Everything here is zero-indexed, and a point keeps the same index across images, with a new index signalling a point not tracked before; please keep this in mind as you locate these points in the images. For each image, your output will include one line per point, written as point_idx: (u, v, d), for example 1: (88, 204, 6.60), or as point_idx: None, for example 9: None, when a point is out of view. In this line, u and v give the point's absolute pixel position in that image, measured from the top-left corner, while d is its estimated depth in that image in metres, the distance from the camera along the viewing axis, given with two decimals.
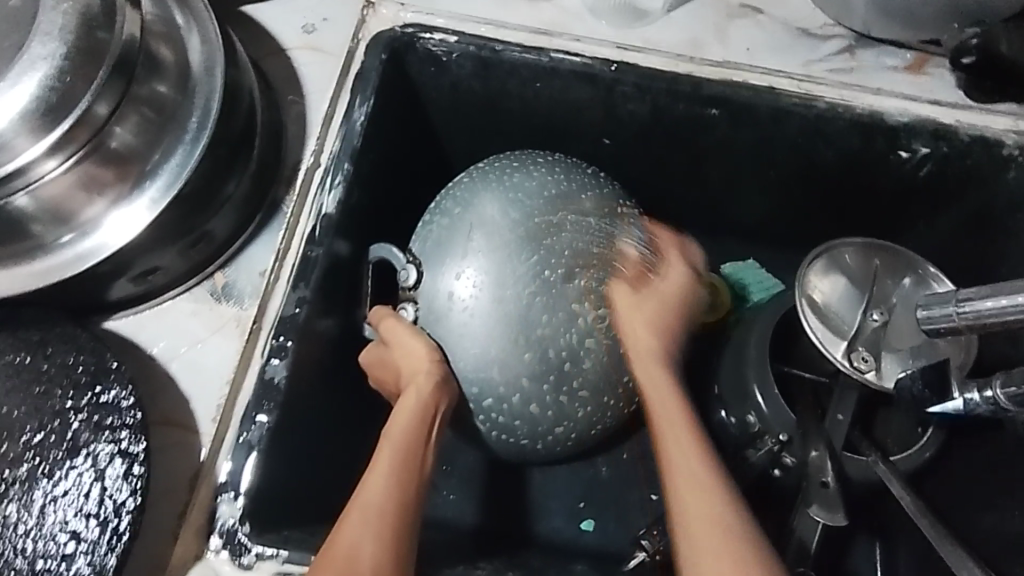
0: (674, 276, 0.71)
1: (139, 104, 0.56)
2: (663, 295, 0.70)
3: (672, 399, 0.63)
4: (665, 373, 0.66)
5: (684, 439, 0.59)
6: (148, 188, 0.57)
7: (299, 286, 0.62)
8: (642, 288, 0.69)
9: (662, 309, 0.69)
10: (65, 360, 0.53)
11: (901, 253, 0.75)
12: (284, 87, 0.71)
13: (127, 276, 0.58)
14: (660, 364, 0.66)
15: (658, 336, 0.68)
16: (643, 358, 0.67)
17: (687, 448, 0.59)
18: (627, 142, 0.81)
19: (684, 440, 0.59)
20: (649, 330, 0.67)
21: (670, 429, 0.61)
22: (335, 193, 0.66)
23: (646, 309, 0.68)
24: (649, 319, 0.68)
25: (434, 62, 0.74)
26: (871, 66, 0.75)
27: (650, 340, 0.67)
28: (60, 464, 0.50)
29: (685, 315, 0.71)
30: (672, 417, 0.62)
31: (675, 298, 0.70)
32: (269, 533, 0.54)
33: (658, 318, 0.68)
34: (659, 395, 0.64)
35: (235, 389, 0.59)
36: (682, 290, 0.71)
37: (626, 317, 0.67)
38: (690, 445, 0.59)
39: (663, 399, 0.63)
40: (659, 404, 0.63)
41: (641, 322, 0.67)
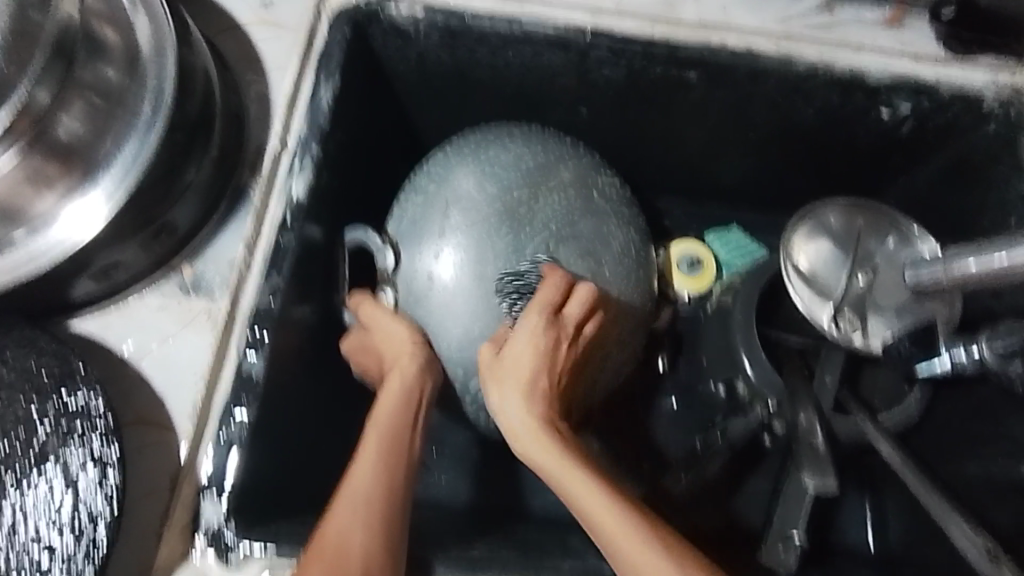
0: (529, 321, 0.58)
1: (84, 90, 0.53)
2: (522, 341, 0.57)
3: (578, 474, 0.52)
4: (552, 450, 0.53)
5: (609, 515, 0.49)
6: (102, 180, 0.54)
7: (271, 275, 0.59)
8: (498, 343, 0.59)
9: (534, 365, 0.56)
10: (27, 364, 0.50)
11: (885, 211, 0.75)
12: (242, 65, 0.68)
13: (88, 274, 0.56)
14: (549, 444, 0.53)
15: (541, 406, 0.56)
16: (525, 444, 0.54)
17: (625, 538, 0.48)
18: (604, 110, 0.79)
19: (614, 521, 0.48)
20: (521, 396, 0.55)
21: (596, 511, 0.49)
22: (304, 175, 0.63)
23: (519, 369, 0.57)
24: (519, 388, 0.56)
25: (400, 34, 0.71)
26: (850, 21, 0.73)
27: (534, 428, 0.54)
28: (26, 473, 0.48)
29: (560, 354, 0.58)
30: (575, 484, 0.51)
31: (546, 347, 0.57)
32: (258, 526, 0.53)
33: (523, 375, 0.56)
34: (562, 478, 0.52)
35: (211, 384, 0.57)
36: (547, 333, 0.57)
37: (493, 394, 0.57)
38: (633, 537, 0.48)
39: (567, 481, 0.51)
40: (574, 493, 0.50)
41: (512, 391, 0.56)
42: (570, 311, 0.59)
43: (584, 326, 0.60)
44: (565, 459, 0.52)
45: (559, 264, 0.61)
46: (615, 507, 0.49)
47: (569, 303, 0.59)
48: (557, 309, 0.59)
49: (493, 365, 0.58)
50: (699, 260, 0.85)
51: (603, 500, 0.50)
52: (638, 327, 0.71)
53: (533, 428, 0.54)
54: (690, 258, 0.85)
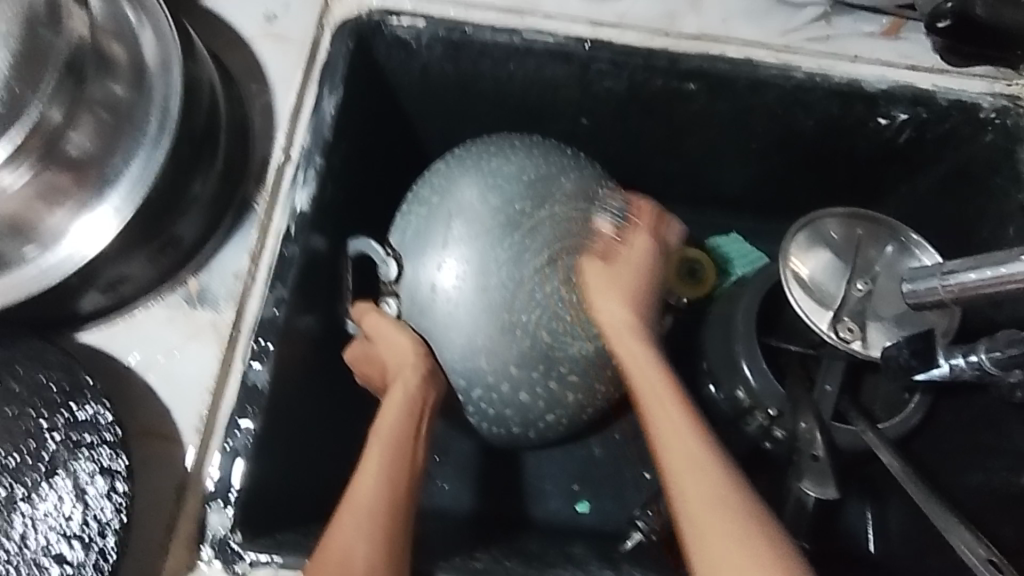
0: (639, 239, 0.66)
1: (94, 107, 0.54)
2: (637, 260, 0.65)
3: (658, 378, 0.57)
4: (649, 351, 0.59)
5: (684, 431, 0.53)
6: (109, 196, 0.55)
7: (276, 286, 0.60)
8: (609, 257, 0.65)
9: (636, 284, 0.63)
10: (37, 378, 0.51)
11: (884, 220, 0.75)
12: (247, 79, 0.69)
13: (95, 286, 0.56)
14: (644, 347, 0.60)
15: (637, 312, 0.62)
16: (623, 334, 0.61)
17: (685, 442, 0.53)
18: (604, 121, 0.80)
19: (680, 431, 0.53)
20: (624, 305, 0.62)
21: (659, 420, 0.55)
22: (308, 187, 0.64)
23: (620, 282, 0.63)
24: (624, 294, 0.63)
25: (403, 46, 0.72)
26: (848, 33, 0.74)
27: (631, 331, 0.61)
28: (38, 486, 0.49)
29: (657, 275, 0.65)
30: (658, 394, 0.57)
31: (644, 264, 0.65)
32: (261, 538, 0.54)
33: (628, 283, 0.63)
34: (640, 382, 0.58)
35: (217, 396, 0.58)
36: (649, 260, 0.65)
37: (594, 289, 0.64)
38: (698, 448, 0.52)
39: (652, 391, 0.57)
40: (648, 397, 0.56)
41: (620, 295, 0.63)
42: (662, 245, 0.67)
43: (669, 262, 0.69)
44: (653, 370, 0.58)
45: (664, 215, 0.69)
46: (688, 423, 0.54)
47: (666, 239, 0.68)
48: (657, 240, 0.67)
49: (588, 283, 0.64)
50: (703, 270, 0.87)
51: (677, 420, 0.54)
52: None
53: (631, 329, 0.61)
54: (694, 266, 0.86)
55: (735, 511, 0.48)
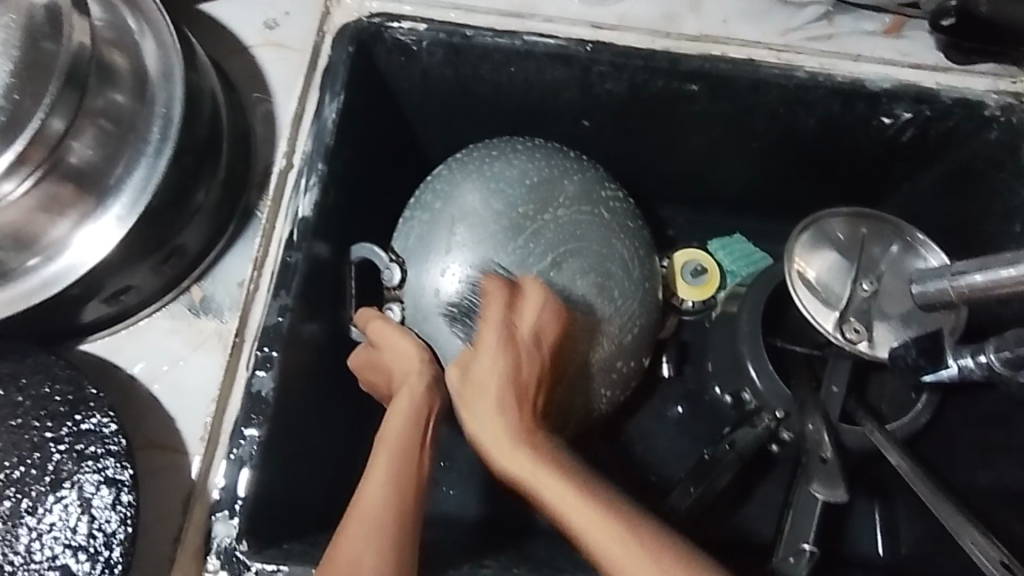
0: (487, 332, 0.60)
1: (96, 117, 0.53)
2: (491, 330, 0.60)
3: (539, 461, 0.54)
4: (528, 456, 0.54)
5: (607, 523, 0.49)
6: (113, 206, 0.55)
7: (280, 293, 0.60)
8: (489, 323, 0.60)
9: (502, 350, 0.59)
10: (42, 389, 0.51)
11: (889, 219, 0.75)
12: (248, 86, 0.69)
13: (98, 297, 0.56)
14: (525, 452, 0.54)
15: (517, 422, 0.56)
16: (506, 448, 0.55)
17: (614, 546, 0.48)
18: (606, 123, 0.80)
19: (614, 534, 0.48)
20: (498, 423, 0.56)
21: (560, 503, 0.51)
22: (311, 195, 0.64)
23: (485, 388, 0.58)
24: (490, 380, 0.58)
25: (403, 51, 0.71)
26: (849, 32, 0.74)
27: (501, 411, 0.56)
28: (42, 498, 0.48)
29: (527, 361, 0.59)
30: (560, 492, 0.51)
31: (512, 351, 0.59)
32: (268, 549, 0.53)
33: (501, 385, 0.57)
34: (531, 469, 0.53)
35: (222, 405, 0.57)
36: (506, 324, 0.60)
37: (471, 411, 0.57)
38: (631, 547, 0.48)
39: (549, 480, 0.52)
40: (552, 488, 0.52)
41: (480, 385, 0.58)
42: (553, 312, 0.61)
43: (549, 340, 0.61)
44: (536, 458, 0.54)
45: (512, 281, 0.62)
46: (600, 509, 0.50)
47: (537, 304, 0.61)
48: (530, 329, 0.60)
49: (465, 382, 0.59)
50: (704, 268, 0.84)
51: (580, 502, 0.51)
52: (643, 339, 0.71)
53: (508, 437, 0.55)
54: (695, 265, 0.84)
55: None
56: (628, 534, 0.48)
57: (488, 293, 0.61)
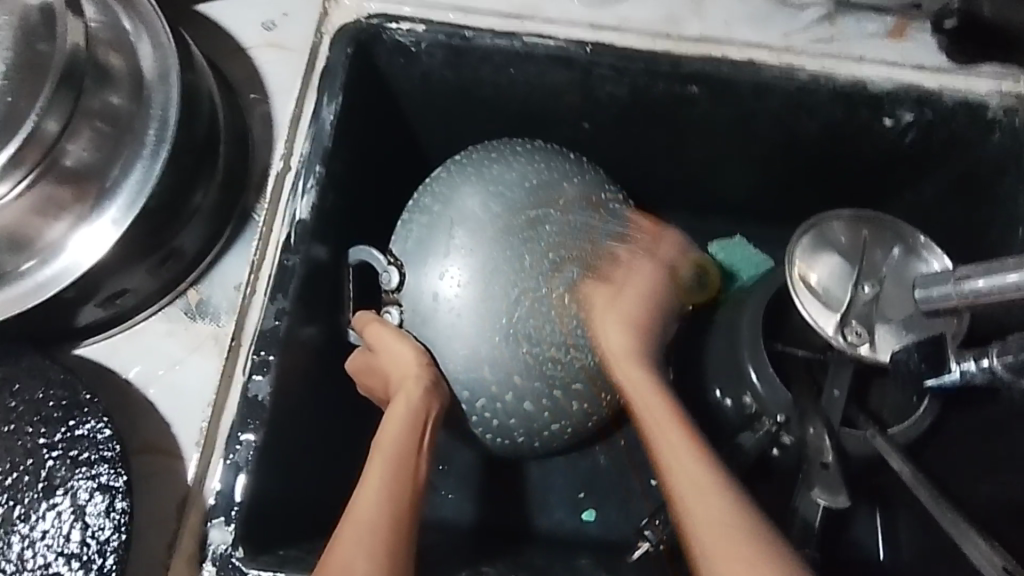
0: (642, 263, 0.69)
1: (92, 118, 0.53)
2: (637, 300, 0.67)
3: (671, 417, 0.59)
4: (650, 381, 0.63)
5: (683, 446, 0.55)
6: (108, 208, 0.54)
7: (277, 297, 0.59)
8: (645, 306, 0.68)
9: (633, 323, 0.66)
10: (35, 394, 0.50)
11: (890, 223, 0.74)
12: (247, 88, 0.68)
13: (94, 300, 0.56)
14: (644, 374, 0.63)
15: (632, 347, 0.65)
16: (629, 368, 0.64)
17: (685, 466, 0.53)
18: (607, 125, 0.79)
19: (687, 457, 0.54)
20: (620, 341, 0.65)
21: (665, 441, 0.56)
22: (309, 197, 0.63)
23: (619, 310, 0.66)
24: (624, 347, 0.65)
25: (403, 53, 0.71)
26: (852, 33, 0.73)
27: (644, 371, 0.64)
28: (36, 504, 0.48)
29: (661, 297, 0.69)
30: (669, 428, 0.58)
31: (644, 285, 0.68)
32: (263, 555, 0.53)
33: (630, 315, 0.67)
34: (656, 421, 0.59)
35: (218, 409, 0.57)
36: (648, 300, 0.68)
37: (597, 325, 0.66)
38: (700, 469, 0.53)
39: (662, 427, 0.58)
40: (664, 438, 0.56)
41: (614, 342, 0.65)
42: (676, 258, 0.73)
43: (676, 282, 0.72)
44: (668, 412, 0.59)
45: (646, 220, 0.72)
46: (698, 449, 0.55)
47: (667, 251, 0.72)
48: (660, 254, 0.71)
49: (597, 300, 0.66)
50: (706, 271, 0.82)
51: (684, 448, 0.55)
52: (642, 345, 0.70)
53: (633, 355, 0.65)
54: (699, 269, 0.81)
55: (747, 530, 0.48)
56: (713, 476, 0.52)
57: (637, 228, 0.71)
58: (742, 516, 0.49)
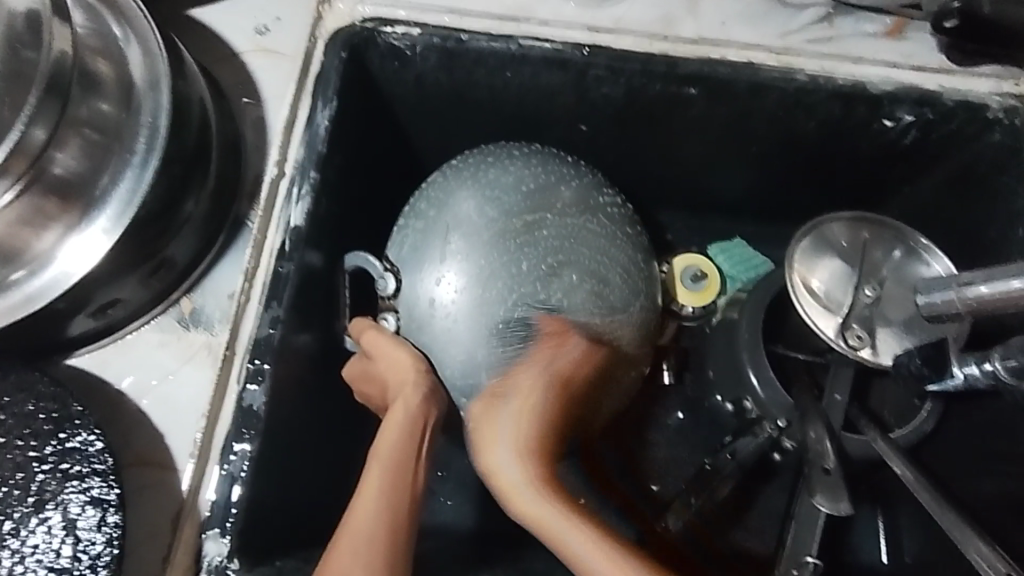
0: (525, 384, 0.62)
1: (80, 126, 0.52)
2: (514, 410, 0.61)
3: (575, 536, 0.54)
4: (536, 495, 0.57)
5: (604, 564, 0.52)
6: (98, 217, 0.54)
7: (271, 305, 0.59)
8: (541, 411, 0.61)
9: (529, 433, 0.60)
10: (24, 406, 0.49)
11: (890, 224, 0.74)
12: (239, 93, 0.67)
13: (85, 311, 0.55)
14: (530, 494, 0.57)
15: (536, 463, 0.59)
16: (518, 492, 0.57)
17: None
18: (604, 127, 0.78)
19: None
20: (519, 460, 0.58)
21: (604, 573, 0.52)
22: (303, 203, 0.63)
23: (535, 418, 0.61)
24: (516, 460, 0.59)
25: (397, 56, 0.70)
26: (851, 33, 0.73)
27: (530, 487, 0.57)
28: (26, 519, 0.46)
29: (566, 393, 0.63)
30: (575, 531, 0.54)
31: (535, 395, 0.62)
32: (260, 567, 0.53)
33: (524, 426, 0.60)
34: (552, 532, 0.55)
35: (212, 420, 0.56)
36: (541, 408, 0.61)
37: (491, 449, 0.60)
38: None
39: (562, 521, 0.55)
40: (568, 550, 0.54)
41: (507, 464, 0.59)
42: (582, 353, 0.64)
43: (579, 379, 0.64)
44: (556, 510, 0.56)
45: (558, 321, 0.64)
46: (630, 563, 0.52)
47: (552, 360, 0.63)
48: (553, 363, 0.63)
49: (484, 414, 0.62)
50: (704, 274, 0.83)
51: (599, 559, 0.53)
52: (641, 348, 0.70)
53: (528, 476, 0.58)
54: (694, 271, 0.83)
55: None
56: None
57: (544, 331, 0.63)
58: None
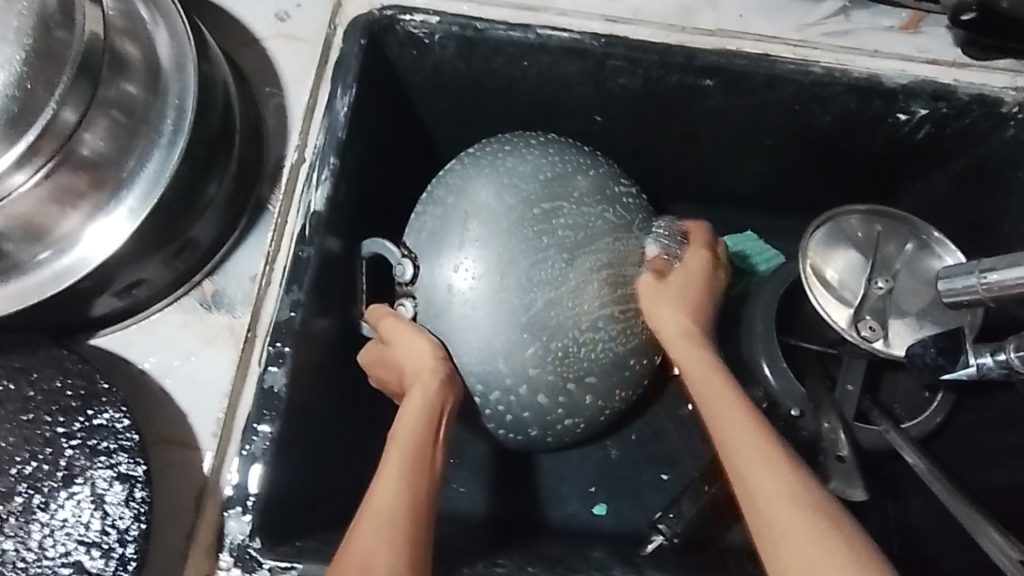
0: (696, 255, 0.69)
1: (108, 107, 0.52)
2: (683, 287, 0.67)
3: (757, 441, 0.51)
4: (706, 355, 0.62)
5: (740, 419, 0.54)
6: (125, 197, 0.54)
7: (292, 289, 0.59)
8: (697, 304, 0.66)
9: (693, 314, 0.65)
10: (53, 383, 0.49)
11: (903, 218, 0.74)
12: (260, 79, 0.68)
13: (110, 290, 0.55)
14: (697, 348, 0.62)
15: (693, 329, 0.64)
16: (676, 339, 0.63)
17: (747, 444, 0.52)
18: (620, 118, 0.79)
19: (752, 441, 0.52)
20: (681, 318, 0.65)
21: (727, 433, 0.53)
22: (323, 188, 0.63)
23: (676, 295, 0.66)
24: (676, 313, 0.65)
25: (415, 44, 0.71)
26: (867, 26, 0.73)
27: (716, 377, 0.58)
28: (55, 493, 0.47)
29: (712, 293, 0.68)
30: (726, 402, 0.55)
31: (699, 279, 0.67)
32: (281, 546, 0.53)
33: (687, 297, 0.66)
34: (740, 440, 0.52)
35: (234, 401, 0.56)
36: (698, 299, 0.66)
37: (655, 308, 0.66)
38: (771, 455, 0.51)
39: (734, 423, 0.53)
40: (755, 448, 0.51)
41: (672, 322, 0.65)
42: (714, 259, 0.70)
43: (722, 286, 0.70)
44: (744, 418, 0.54)
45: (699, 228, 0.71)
46: (748, 414, 0.54)
47: (699, 264, 0.69)
48: (703, 255, 0.69)
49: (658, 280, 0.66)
50: None
51: (780, 470, 0.50)
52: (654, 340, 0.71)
53: (682, 334, 0.64)
54: None
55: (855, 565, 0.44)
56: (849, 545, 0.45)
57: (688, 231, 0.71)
58: (816, 518, 0.46)
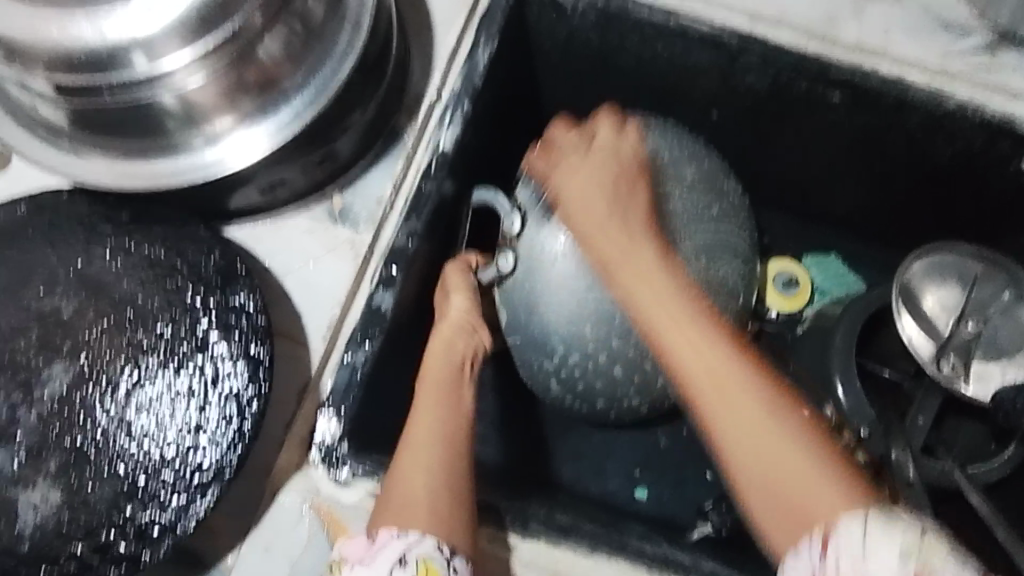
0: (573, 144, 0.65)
1: (291, 18, 0.55)
2: (589, 165, 0.62)
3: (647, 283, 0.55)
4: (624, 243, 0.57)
5: (644, 288, 0.54)
6: (293, 102, 0.57)
7: (411, 218, 0.61)
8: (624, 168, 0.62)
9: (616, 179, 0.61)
10: (199, 259, 0.53)
11: (1011, 266, 0.72)
12: (413, 16, 0.70)
13: (255, 185, 0.58)
14: (606, 229, 0.58)
15: (608, 195, 0.60)
16: (591, 219, 0.59)
17: (675, 322, 0.51)
18: (738, 117, 0.80)
19: (672, 311, 0.52)
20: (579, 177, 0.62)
21: (643, 293, 0.54)
22: (453, 130, 0.65)
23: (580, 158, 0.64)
24: (596, 188, 0.61)
25: (557, 8, 0.72)
26: (1013, 68, 0.72)
27: (633, 248, 0.57)
28: (189, 357, 0.51)
29: (602, 169, 0.62)
30: (626, 261, 0.56)
31: (603, 156, 0.63)
32: (365, 454, 0.55)
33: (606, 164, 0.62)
34: (672, 323, 0.51)
35: (346, 309, 0.60)
36: (617, 162, 0.62)
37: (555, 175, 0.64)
38: (690, 331, 0.50)
39: (663, 296, 0.53)
40: (678, 326, 0.51)
41: (591, 205, 0.60)
42: (616, 156, 0.63)
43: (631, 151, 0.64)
44: (675, 303, 0.53)
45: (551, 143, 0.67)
46: (687, 309, 0.52)
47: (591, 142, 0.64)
48: (592, 146, 0.64)
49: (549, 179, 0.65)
50: (795, 280, 0.87)
51: (716, 351, 0.49)
52: None
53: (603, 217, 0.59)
54: (786, 277, 0.87)
55: (796, 440, 0.45)
56: (764, 407, 0.46)
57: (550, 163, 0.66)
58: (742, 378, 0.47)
